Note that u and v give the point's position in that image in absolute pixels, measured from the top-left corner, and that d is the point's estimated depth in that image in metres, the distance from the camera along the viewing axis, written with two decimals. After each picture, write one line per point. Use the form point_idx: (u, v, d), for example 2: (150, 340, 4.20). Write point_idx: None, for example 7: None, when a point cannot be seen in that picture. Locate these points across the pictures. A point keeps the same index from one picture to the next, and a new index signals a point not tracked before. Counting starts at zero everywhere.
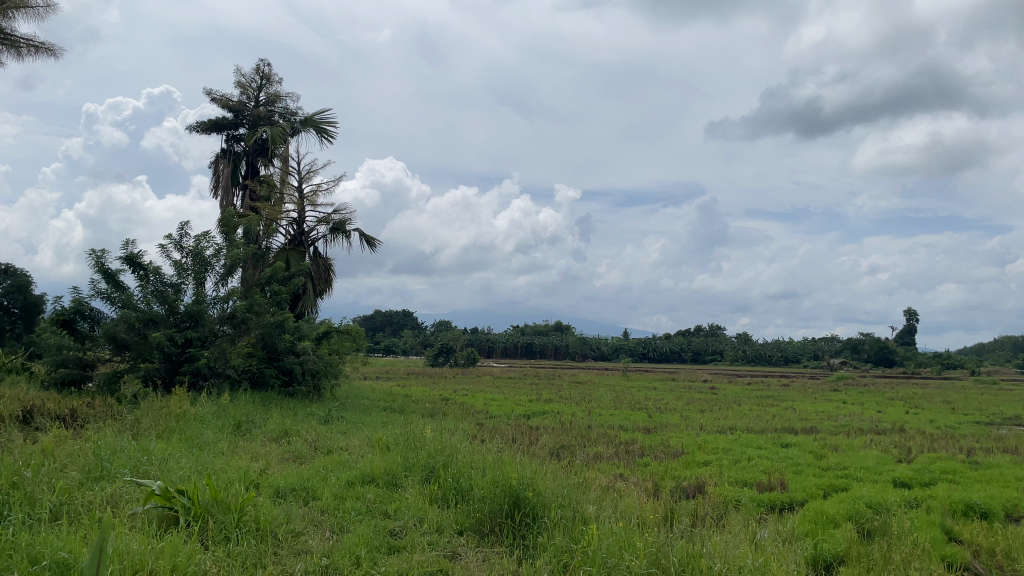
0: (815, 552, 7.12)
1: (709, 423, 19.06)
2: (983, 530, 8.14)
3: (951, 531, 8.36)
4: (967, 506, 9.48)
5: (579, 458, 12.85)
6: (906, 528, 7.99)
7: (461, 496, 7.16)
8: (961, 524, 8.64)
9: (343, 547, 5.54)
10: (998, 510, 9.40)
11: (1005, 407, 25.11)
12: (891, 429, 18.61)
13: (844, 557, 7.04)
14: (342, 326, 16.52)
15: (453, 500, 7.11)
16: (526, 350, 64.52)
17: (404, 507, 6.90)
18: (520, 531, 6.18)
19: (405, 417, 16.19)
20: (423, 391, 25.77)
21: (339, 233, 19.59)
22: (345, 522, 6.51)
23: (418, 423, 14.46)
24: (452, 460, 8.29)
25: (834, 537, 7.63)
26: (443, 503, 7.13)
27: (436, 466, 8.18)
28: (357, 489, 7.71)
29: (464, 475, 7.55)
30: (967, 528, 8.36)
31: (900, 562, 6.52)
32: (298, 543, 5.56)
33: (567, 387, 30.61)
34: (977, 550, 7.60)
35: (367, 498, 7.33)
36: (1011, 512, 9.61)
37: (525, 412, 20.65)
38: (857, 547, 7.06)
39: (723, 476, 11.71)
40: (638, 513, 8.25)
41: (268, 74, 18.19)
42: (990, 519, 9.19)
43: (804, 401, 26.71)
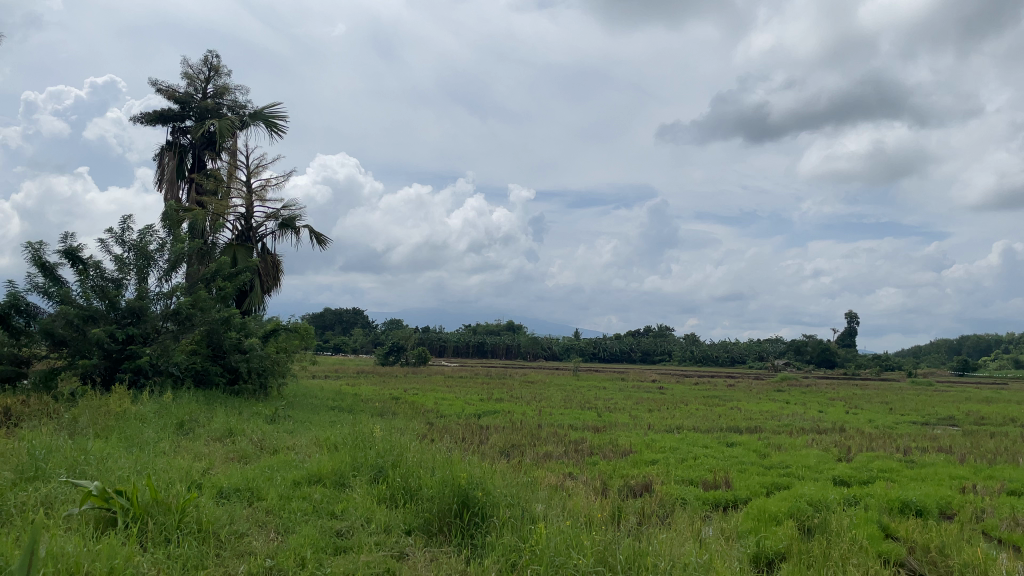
0: (757, 549, 7.27)
1: (658, 422, 19.26)
2: (917, 528, 8.38)
3: (888, 529, 8.58)
4: (903, 504, 9.78)
5: (529, 457, 12.87)
6: (845, 525, 8.19)
7: (411, 496, 7.11)
8: (897, 521, 8.92)
9: (289, 548, 5.45)
10: (933, 508, 9.70)
11: (940, 407, 26.02)
12: (832, 428, 19.06)
13: (785, 554, 7.18)
14: (290, 323, 16.27)
15: (402, 500, 7.05)
16: (477, 349, 64.44)
17: (351, 507, 6.82)
18: (469, 530, 6.15)
19: (355, 417, 16.02)
20: (372, 391, 25.44)
21: (288, 229, 19.28)
22: (291, 523, 6.40)
23: (367, 422, 14.31)
24: (401, 459, 8.24)
25: (775, 535, 7.79)
26: (391, 503, 7.07)
27: (385, 466, 8.12)
28: (304, 489, 7.59)
29: (413, 475, 7.50)
30: (903, 525, 8.59)
31: (839, 558, 6.68)
32: (242, 544, 5.44)
33: (518, 386, 30.62)
34: (912, 546, 7.82)
35: (313, 498, 7.23)
36: (945, 509, 9.92)
37: (475, 411, 20.58)
38: (798, 544, 7.21)
39: (669, 474, 11.87)
40: (587, 511, 8.31)
41: (217, 65, 17.83)
42: (924, 516, 9.49)
43: (749, 400, 27.25)
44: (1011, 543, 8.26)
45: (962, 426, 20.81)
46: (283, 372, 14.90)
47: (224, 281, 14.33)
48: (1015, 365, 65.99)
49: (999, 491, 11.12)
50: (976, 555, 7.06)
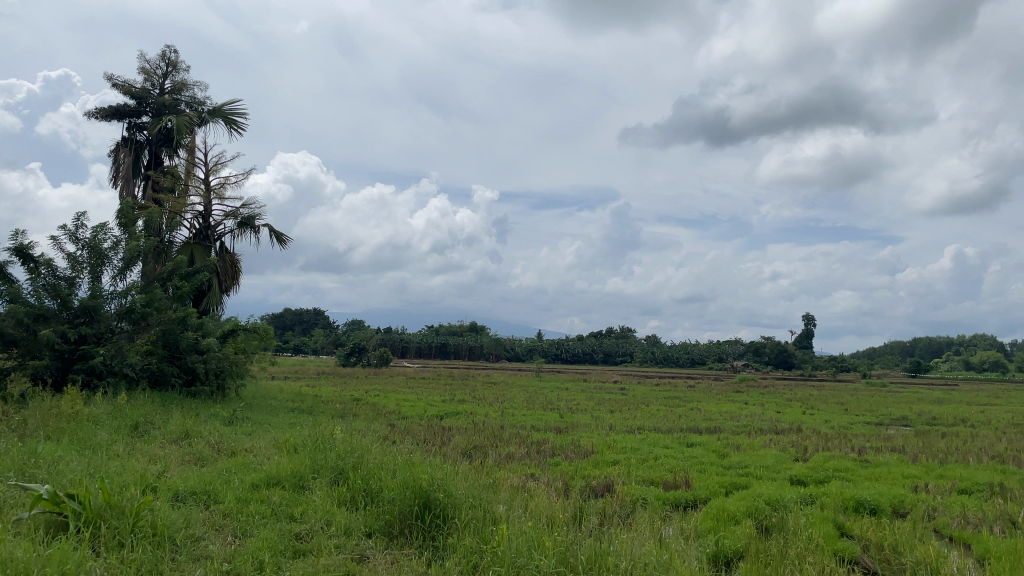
0: (716, 548, 7.31)
1: (620, 423, 19.36)
2: (872, 526, 8.52)
3: (843, 527, 8.71)
4: (858, 502, 9.94)
5: (490, 458, 12.83)
6: (802, 524, 8.28)
7: (372, 498, 7.00)
8: (852, 519, 9.05)
9: (246, 552, 5.32)
10: (887, 506, 9.87)
11: (894, 408, 26.56)
12: (789, 428, 19.34)
13: (744, 553, 7.24)
14: (250, 324, 15.98)
15: (362, 503, 6.94)
16: (440, 350, 64.20)
17: (310, 510, 6.69)
18: (431, 532, 6.07)
19: (315, 419, 15.79)
20: (333, 392, 25.13)
21: (247, 228, 18.98)
22: (249, 526, 6.26)
23: (327, 424, 14.11)
24: (362, 461, 8.12)
25: (734, 534, 7.85)
26: (352, 506, 6.96)
27: (345, 468, 7.99)
28: (262, 492, 7.44)
29: (375, 476, 7.40)
30: (859, 524, 8.72)
31: (796, 557, 6.74)
32: (199, 549, 5.30)
33: (481, 387, 30.56)
34: (867, 544, 7.93)
35: (272, 500, 7.09)
36: (898, 508, 10.10)
37: (438, 413, 20.44)
38: (756, 543, 7.27)
39: (631, 474, 11.91)
40: (549, 512, 8.29)
41: (175, 60, 17.46)
42: (878, 515, 9.66)
43: (709, 402, 27.55)
44: (962, 540, 8.43)
45: (914, 426, 21.28)
46: (241, 373, 14.63)
47: (181, 280, 14.01)
48: (965, 367, 67.78)
49: (950, 489, 11.36)
50: (928, 553, 7.18)
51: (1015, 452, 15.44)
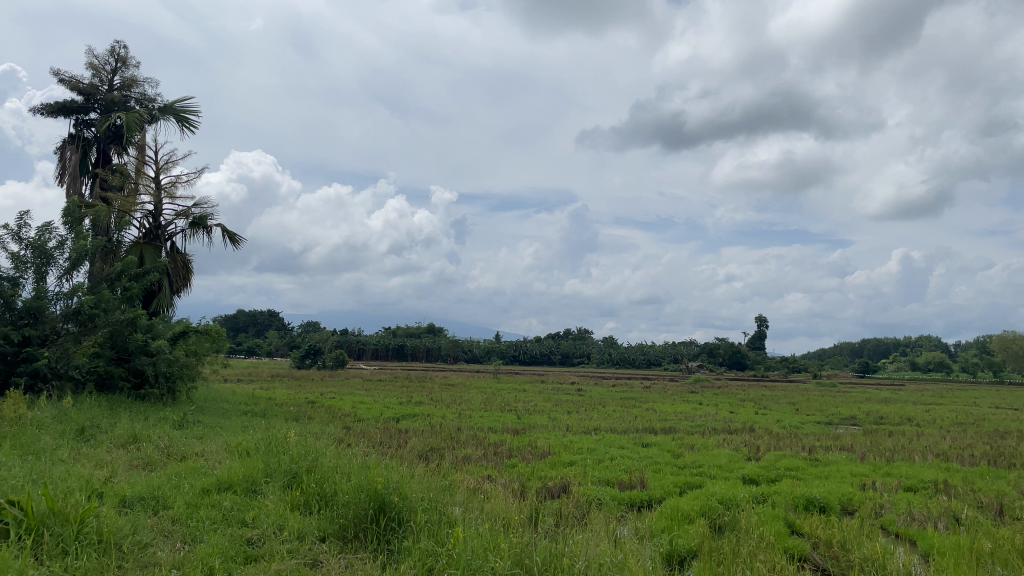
0: (670, 548, 7.38)
1: (577, 424, 19.46)
2: (821, 523, 8.69)
3: (794, 525, 8.87)
4: (808, 500, 10.14)
5: (447, 460, 12.80)
6: (754, 522, 8.43)
7: (325, 502, 6.92)
8: (802, 518, 9.24)
9: (196, 558, 5.23)
10: (836, 504, 10.09)
11: (843, 408, 27.17)
12: (742, 428, 19.64)
13: (697, 551, 7.34)
14: (201, 325, 15.66)
15: (317, 506, 6.86)
16: (397, 352, 63.82)
17: (262, 514, 6.59)
18: (385, 536, 6.02)
19: (268, 422, 15.55)
20: (287, 395, 24.79)
21: (199, 228, 18.64)
22: (199, 532, 6.15)
23: (281, 427, 13.92)
24: (316, 464, 8.02)
25: (687, 533, 7.95)
26: (305, 510, 6.87)
27: (299, 471, 7.88)
28: (212, 496, 7.31)
29: (329, 480, 7.32)
30: (809, 521, 8.88)
31: (748, 555, 6.85)
32: (146, 555, 5.18)
33: (438, 389, 30.43)
34: (816, 542, 8.09)
35: (223, 505, 6.97)
36: (847, 505, 10.33)
37: (394, 415, 20.30)
38: (709, 542, 7.37)
39: (587, 475, 11.98)
40: (505, 513, 8.29)
41: (124, 56, 17.08)
42: (828, 512, 9.87)
43: (664, 402, 27.86)
44: (908, 536, 8.65)
45: (862, 425, 21.80)
46: (192, 375, 14.33)
47: (130, 281, 13.69)
48: (911, 367, 69.66)
49: (897, 487, 11.66)
50: (875, 549, 7.35)
51: (958, 449, 15.89)
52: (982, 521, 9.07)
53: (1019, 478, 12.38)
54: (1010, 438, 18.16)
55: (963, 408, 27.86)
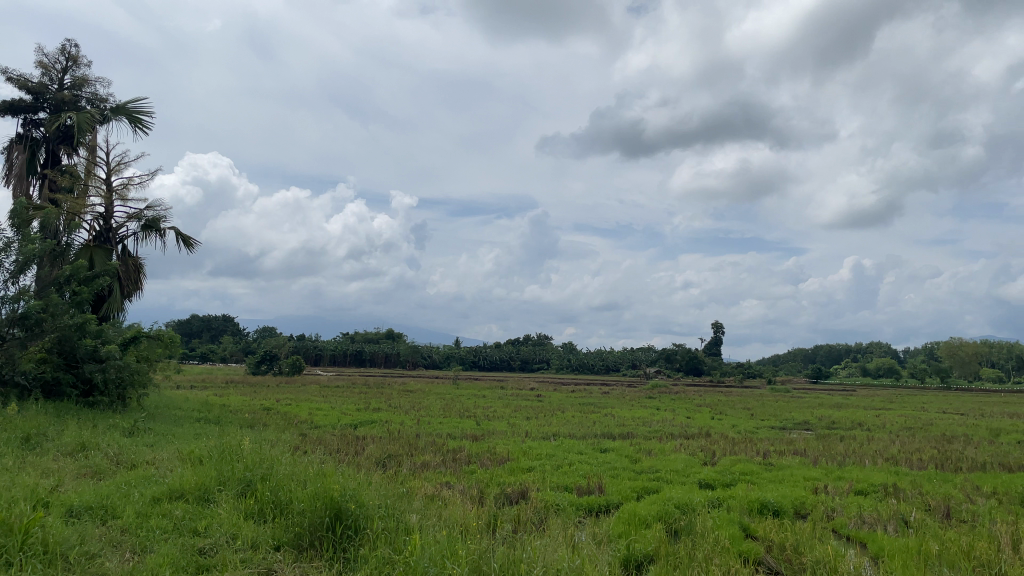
0: (627, 552, 7.39)
1: (536, 429, 19.48)
2: (775, 527, 8.81)
3: (748, 528, 8.98)
4: (762, 504, 10.29)
5: (405, 467, 12.70)
6: (709, 527, 8.52)
7: (280, 510, 6.79)
8: (757, 521, 9.35)
9: (145, 568, 5.08)
10: (789, 508, 10.25)
11: (796, 412, 27.65)
12: (698, 433, 19.85)
13: (653, 556, 7.36)
14: (153, 331, 15.29)
15: (271, 515, 6.73)
16: (355, 357, 63.27)
17: (215, 523, 6.44)
18: (341, 544, 5.92)
19: (222, 429, 15.25)
20: (242, 402, 24.37)
21: (152, 231, 18.24)
22: (149, 542, 5.99)
23: (236, 434, 13.66)
24: (271, 472, 7.87)
25: (644, 538, 7.98)
26: (259, 518, 6.74)
27: (253, 479, 7.73)
28: (163, 506, 7.13)
29: (284, 488, 7.19)
30: (763, 525, 9.00)
31: (703, 559, 6.91)
32: (94, 566, 5.03)
33: (397, 395, 30.21)
34: (770, 545, 8.19)
35: (174, 514, 6.80)
36: (800, 509, 10.49)
37: (351, 421, 20.08)
38: (665, 546, 7.42)
39: (545, 481, 11.97)
40: (462, 521, 8.23)
41: (76, 54, 16.66)
42: (781, 516, 10.02)
43: (622, 407, 28.08)
44: (858, 539, 8.82)
45: (814, 430, 22.19)
46: (144, 381, 13.99)
47: (80, 285, 13.33)
48: (862, 372, 71.26)
49: (849, 490, 11.89)
50: (827, 552, 7.47)
51: (907, 453, 16.28)
52: (929, 523, 9.29)
53: (964, 481, 12.72)
54: (956, 441, 18.66)
55: (911, 413, 28.53)
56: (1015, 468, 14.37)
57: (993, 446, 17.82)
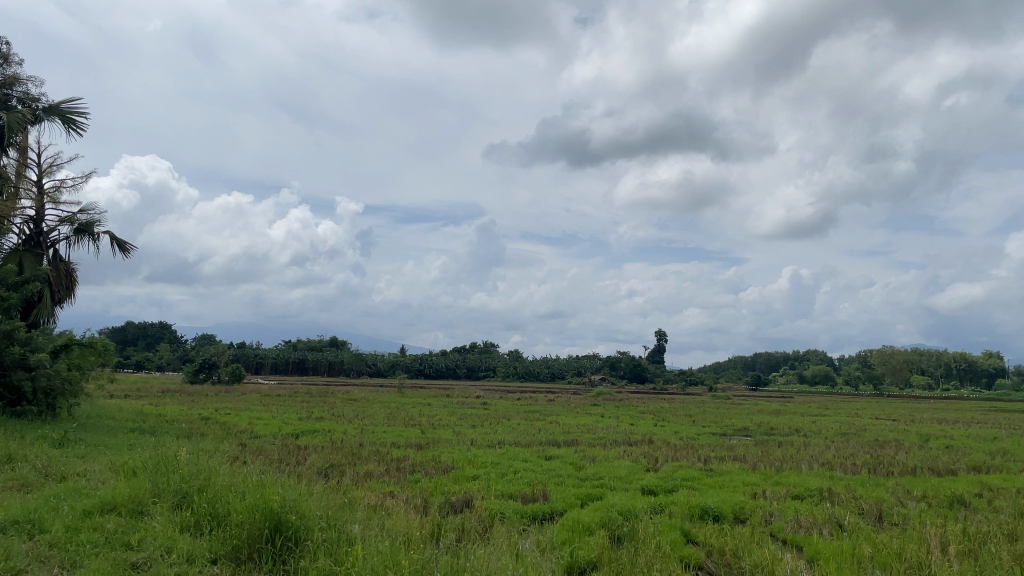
0: (571, 559, 7.43)
1: (481, 437, 19.46)
2: (714, 532, 8.97)
3: (688, 534, 9.13)
4: (702, 510, 10.48)
5: (348, 476, 12.56)
6: (651, 533, 8.64)
7: (217, 522, 6.65)
8: (697, 526, 9.51)
9: None
10: (728, 513, 10.46)
11: (736, 419, 28.25)
12: (641, 440, 20.11)
13: (596, 562, 7.41)
14: (86, 338, 14.79)
15: (208, 527, 6.59)
16: (298, 366, 62.32)
17: (149, 537, 6.27)
18: (281, 556, 5.81)
19: (157, 439, 14.82)
20: (178, 411, 23.77)
21: (85, 235, 17.68)
22: (79, 557, 5.80)
23: (171, 445, 13.29)
24: (209, 482, 7.69)
25: (588, 545, 8.05)
26: (195, 531, 6.58)
27: (190, 491, 7.53)
28: (95, 519, 6.91)
29: (221, 499, 7.05)
30: (703, 531, 9.16)
31: (644, 564, 6.99)
32: None
33: (340, 404, 29.85)
34: (710, 550, 8.35)
35: (107, 528, 6.59)
36: (738, 514, 10.72)
37: (293, 431, 19.76)
38: (608, 553, 7.49)
39: (490, 489, 11.96)
40: (406, 530, 8.18)
41: (7, 52, 16.12)
42: (720, 521, 10.22)
43: (566, 414, 28.26)
44: (795, 543, 9.07)
45: (754, 436, 22.65)
46: (75, 390, 13.53)
47: (8, 291, 12.84)
48: (800, 379, 73.09)
49: (785, 495, 12.17)
50: (765, 556, 7.64)
51: (841, 458, 16.79)
52: (862, 526, 9.59)
53: (896, 485, 13.15)
54: (888, 446, 19.29)
55: (846, 419, 29.35)
56: (943, 472, 14.92)
57: (923, 450, 18.48)
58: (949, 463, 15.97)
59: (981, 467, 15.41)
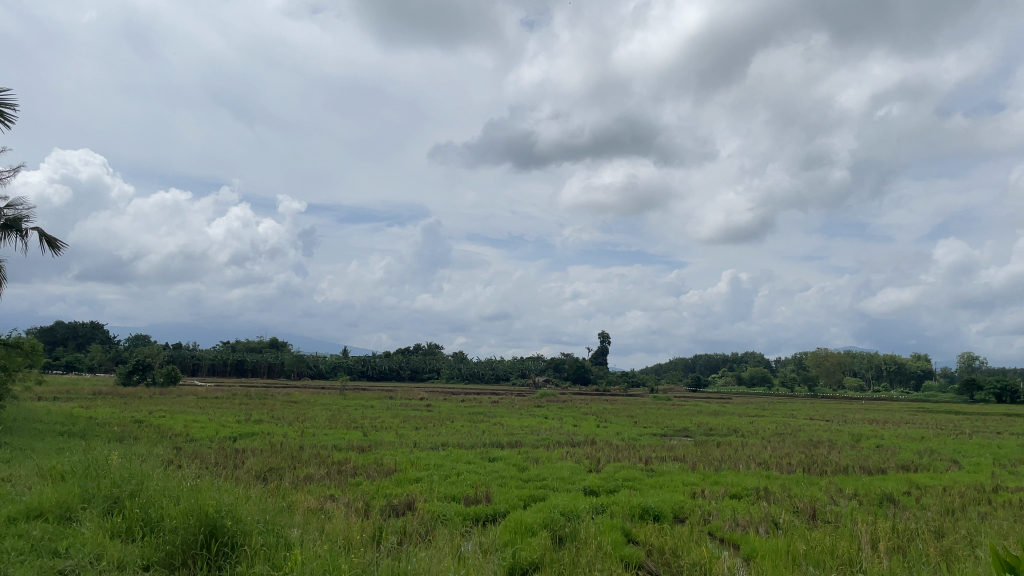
0: (514, 560, 7.40)
1: (424, 439, 19.34)
2: (654, 531, 9.06)
3: (629, 533, 9.19)
4: (643, 509, 10.59)
5: (287, 480, 12.31)
6: (592, 533, 8.67)
7: (151, 528, 6.43)
8: (638, 526, 9.59)
9: None
10: (668, 512, 10.60)
11: (677, 420, 28.63)
12: (584, 440, 20.24)
13: (538, 563, 7.39)
14: (12, 339, 14.17)
15: (140, 533, 6.36)
16: (236, 367, 61.00)
17: (78, 543, 6.01)
18: (217, 561, 5.64)
19: (86, 442, 14.31)
20: (110, 414, 22.96)
21: (11, 231, 16.94)
22: (2, 563, 5.50)
23: (102, 448, 12.84)
24: (141, 487, 7.43)
25: (530, 546, 8.01)
26: (128, 538, 6.34)
27: (121, 495, 7.27)
28: (20, 525, 6.60)
29: (155, 505, 6.83)
30: (643, 530, 9.25)
31: (585, 565, 7.01)
32: None
33: (280, 406, 29.28)
34: (650, 549, 8.40)
35: (30, 535, 6.29)
36: (678, 513, 10.87)
37: (231, 434, 19.27)
38: (551, 553, 7.48)
39: (432, 491, 11.85)
40: (346, 534, 8.03)
41: None
42: (660, 520, 10.34)
43: (511, 416, 28.26)
44: (732, 541, 9.22)
45: (693, 437, 22.99)
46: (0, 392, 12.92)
47: None
48: (739, 380, 74.68)
49: (724, 494, 12.38)
50: (703, 554, 7.74)
51: (778, 458, 17.15)
52: (797, 524, 9.79)
53: (829, 484, 13.49)
54: (821, 446, 19.77)
55: (781, 419, 30.04)
56: (873, 471, 15.37)
57: (854, 449, 19.04)
58: (879, 462, 16.46)
59: (910, 466, 15.92)
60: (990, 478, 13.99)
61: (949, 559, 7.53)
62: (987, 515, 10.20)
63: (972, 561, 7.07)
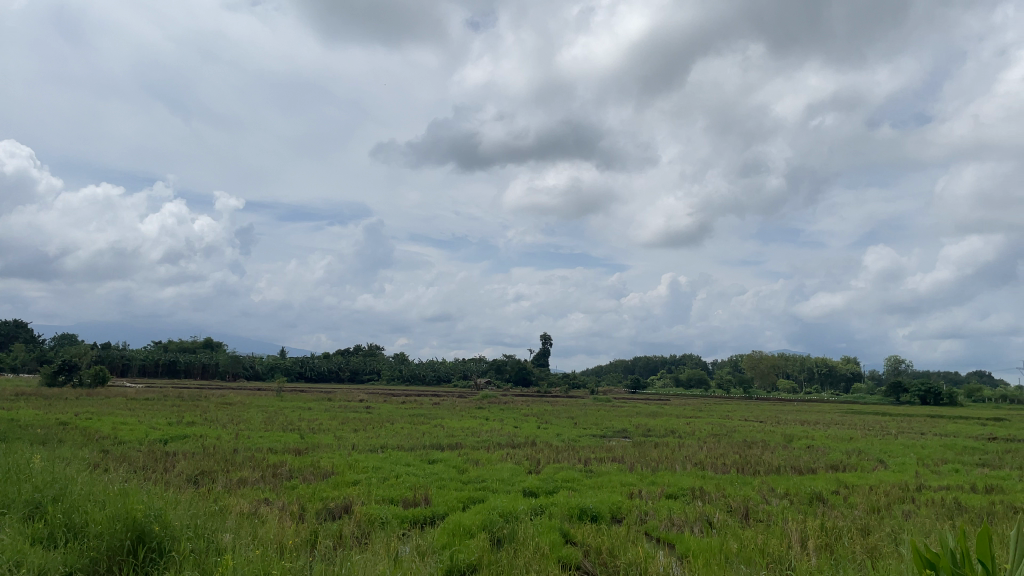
0: (451, 562, 7.28)
1: (362, 441, 19.08)
2: (592, 532, 9.05)
3: (567, 534, 9.17)
4: (582, 510, 10.58)
5: (219, 483, 11.94)
6: (531, 534, 8.63)
7: (73, 534, 6.10)
8: (576, 527, 9.59)
9: None
10: (606, 513, 10.62)
11: (615, 420, 28.92)
12: (524, 442, 20.28)
13: (476, 565, 7.29)
14: None
15: (62, 539, 6.00)
16: (169, 368, 59.38)
17: None
18: (144, 567, 5.35)
19: (6, 445, 13.67)
20: (32, 415, 22.05)
21: None
22: None
23: (23, 451, 12.26)
24: (64, 492, 7.07)
25: (468, 548, 7.92)
26: (44, 541, 5.98)
27: (42, 500, 6.90)
28: None
29: (78, 510, 6.50)
30: (582, 530, 9.24)
31: (522, 566, 6.93)
32: None
33: (214, 408, 28.60)
34: (587, 550, 8.38)
35: None
36: (616, 513, 10.89)
37: (162, 436, 18.69)
38: (488, 555, 7.37)
39: (370, 494, 11.66)
40: (278, 539, 7.80)
41: None
42: (599, 521, 10.34)
43: (451, 418, 28.12)
44: (667, 540, 9.27)
45: (631, 438, 23.23)
46: None
47: None
48: (677, 382, 76.05)
49: (660, 494, 12.48)
50: (638, 553, 7.74)
51: (713, 458, 17.42)
52: (731, 523, 9.87)
53: (762, 483, 13.72)
54: (754, 446, 20.24)
55: (716, 420, 30.67)
56: (803, 470, 15.70)
57: (785, 449, 19.51)
58: (810, 461, 16.86)
59: (838, 465, 16.33)
60: (913, 477, 14.43)
61: (874, 556, 7.67)
62: (911, 513, 10.49)
63: (896, 557, 7.24)
